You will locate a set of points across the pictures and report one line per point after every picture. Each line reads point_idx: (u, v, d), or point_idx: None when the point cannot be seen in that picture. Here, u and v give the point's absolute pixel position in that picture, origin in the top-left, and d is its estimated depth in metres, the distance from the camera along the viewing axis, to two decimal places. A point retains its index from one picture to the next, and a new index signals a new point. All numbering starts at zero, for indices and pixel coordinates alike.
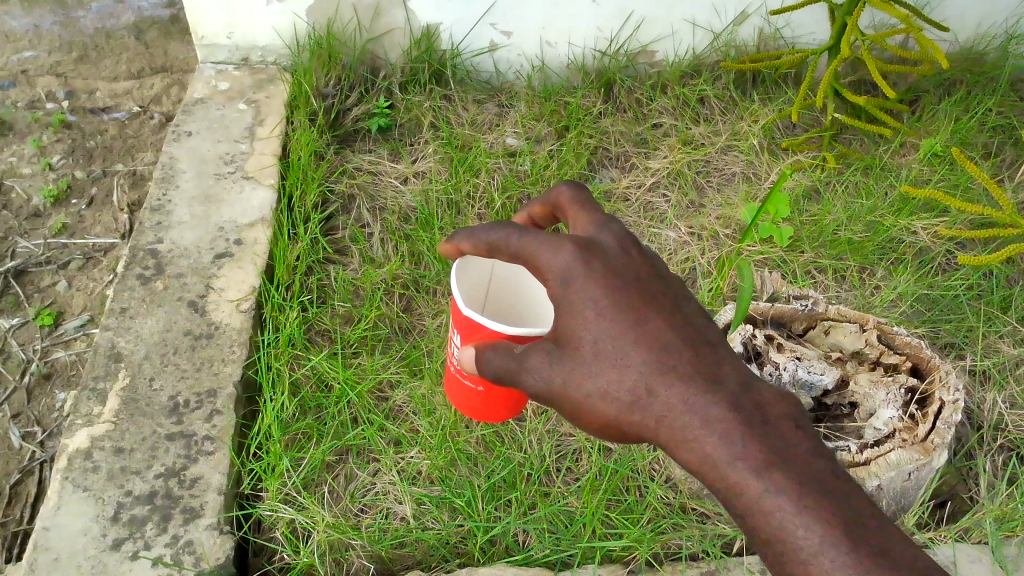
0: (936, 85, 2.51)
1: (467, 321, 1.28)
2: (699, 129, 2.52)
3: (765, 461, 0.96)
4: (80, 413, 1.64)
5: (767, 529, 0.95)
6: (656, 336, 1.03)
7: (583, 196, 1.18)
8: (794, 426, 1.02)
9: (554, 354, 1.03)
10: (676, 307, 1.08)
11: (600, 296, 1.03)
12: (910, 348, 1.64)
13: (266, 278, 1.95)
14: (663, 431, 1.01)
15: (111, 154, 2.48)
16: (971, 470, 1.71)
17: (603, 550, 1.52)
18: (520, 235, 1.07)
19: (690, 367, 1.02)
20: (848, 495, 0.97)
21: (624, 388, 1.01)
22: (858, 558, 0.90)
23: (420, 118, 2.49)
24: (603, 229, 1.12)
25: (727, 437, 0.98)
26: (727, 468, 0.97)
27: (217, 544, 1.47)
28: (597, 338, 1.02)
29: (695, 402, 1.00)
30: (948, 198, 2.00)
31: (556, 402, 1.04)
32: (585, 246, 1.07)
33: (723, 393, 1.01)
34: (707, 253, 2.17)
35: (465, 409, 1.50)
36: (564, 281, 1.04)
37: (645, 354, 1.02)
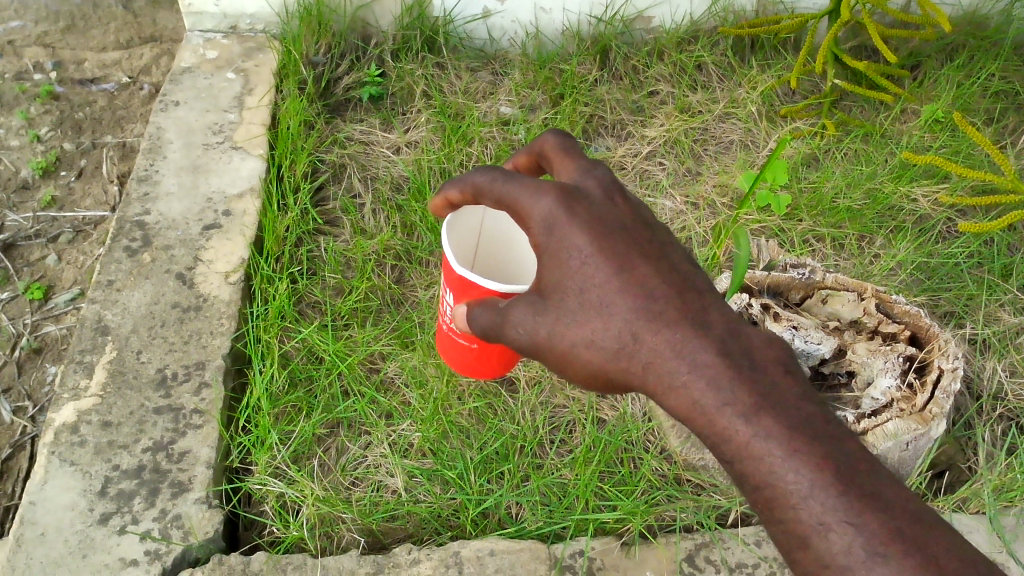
0: (937, 50, 2.46)
1: (461, 278, 1.30)
2: (697, 97, 2.47)
3: (753, 406, 0.94)
4: (66, 387, 1.62)
5: (756, 475, 0.93)
6: (641, 283, 1.02)
7: (569, 145, 1.18)
8: (784, 371, 0.98)
9: (538, 305, 1.06)
10: (663, 254, 1.06)
11: (582, 244, 1.03)
12: (908, 317, 1.61)
13: (255, 249, 1.92)
14: (649, 378, 1.00)
15: (99, 125, 2.44)
16: (969, 439, 1.69)
17: (596, 522, 1.49)
18: (504, 181, 1.08)
19: (676, 313, 1.01)
20: (840, 439, 0.94)
21: (609, 335, 1.02)
22: (849, 501, 0.88)
23: (412, 86, 2.44)
24: (588, 176, 1.12)
25: (715, 382, 0.96)
26: (715, 415, 0.95)
27: (205, 518, 1.45)
28: (581, 287, 1.03)
29: (682, 348, 0.99)
30: (949, 164, 1.96)
31: (542, 353, 1.07)
32: (569, 192, 1.07)
33: (711, 339, 0.99)
34: (705, 222, 2.14)
35: (458, 366, 1.57)
36: (547, 227, 1.05)
37: (630, 302, 1.01)
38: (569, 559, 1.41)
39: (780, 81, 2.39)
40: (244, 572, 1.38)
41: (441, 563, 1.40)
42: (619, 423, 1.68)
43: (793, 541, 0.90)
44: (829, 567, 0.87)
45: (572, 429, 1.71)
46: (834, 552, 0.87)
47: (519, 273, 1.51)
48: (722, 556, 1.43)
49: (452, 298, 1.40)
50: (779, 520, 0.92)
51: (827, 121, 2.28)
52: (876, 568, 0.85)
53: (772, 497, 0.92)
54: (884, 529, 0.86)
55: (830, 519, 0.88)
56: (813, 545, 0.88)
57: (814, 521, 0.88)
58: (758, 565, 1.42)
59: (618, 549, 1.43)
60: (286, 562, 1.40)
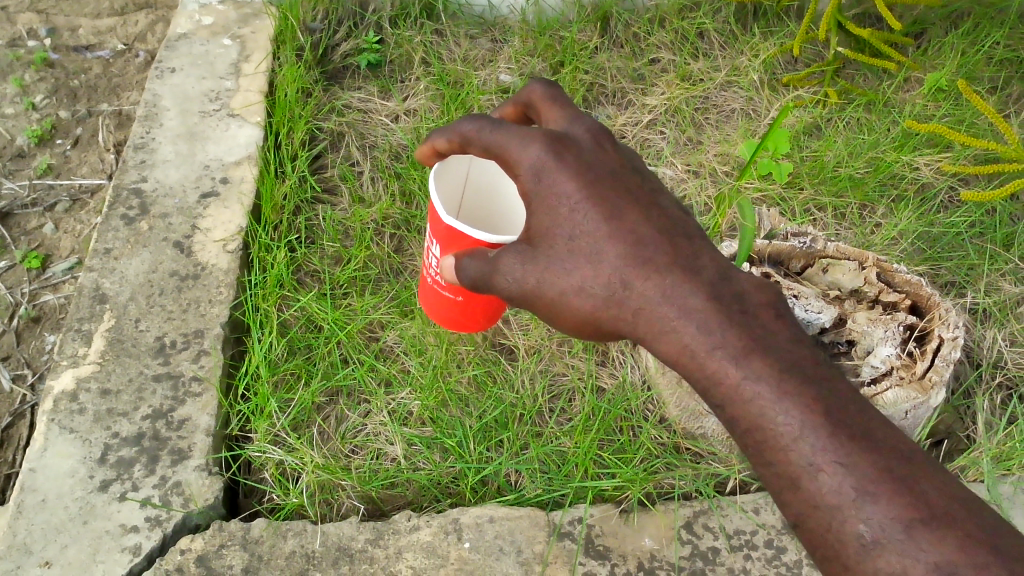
0: (942, 18, 2.43)
1: (448, 228, 1.29)
2: (699, 64, 2.45)
3: (744, 348, 0.94)
4: (65, 354, 1.62)
5: (747, 418, 0.93)
6: (631, 229, 1.02)
7: (556, 92, 1.18)
8: (775, 314, 0.99)
9: (527, 253, 1.05)
10: (652, 200, 1.06)
11: (571, 190, 1.03)
12: (909, 286, 1.61)
13: (253, 218, 1.91)
14: (640, 323, 1.01)
15: (96, 93, 2.41)
16: (968, 408, 1.69)
17: (594, 489, 1.49)
18: (491, 129, 1.09)
19: (666, 258, 1.01)
20: (832, 381, 0.93)
21: (599, 281, 1.01)
22: (838, 440, 0.87)
23: (411, 54, 2.42)
24: (576, 125, 1.13)
25: (705, 326, 0.96)
26: (705, 358, 0.96)
27: (205, 485, 1.46)
28: (570, 234, 1.03)
29: (673, 293, 0.99)
30: (953, 133, 1.94)
31: (531, 301, 1.06)
32: (557, 139, 1.07)
33: (702, 283, 0.99)
34: (705, 191, 2.12)
35: (444, 321, 1.57)
36: (535, 174, 1.06)
37: (619, 248, 1.01)
38: (567, 526, 1.42)
39: (782, 49, 2.36)
40: (244, 539, 1.39)
41: (441, 530, 1.40)
42: (619, 390, 1.68)
43: (784, 483, 0.90)
44: (819, 509, 0.87)
45: (571, 398, 1.71)
46: (823, 493, 0.87)
47: (505, 224, 1.52)
48: (720, 523, 1.43)
49: (439, 251, 1.39)
50: (769, 462, 0.92)
51: (830, 90, 2.26)
52: (866, 508, 0.84)
53: (763, 440, 0.92)
54: (874, 468, 0.85)
55: (820, 460, 0.87)
56: (803, 487, 0.89)
57: (805, 462, 0.88)
58: (756, 532, 1.42)
59: (616, 515, 1.44)
60: (286, 528, 1.40)
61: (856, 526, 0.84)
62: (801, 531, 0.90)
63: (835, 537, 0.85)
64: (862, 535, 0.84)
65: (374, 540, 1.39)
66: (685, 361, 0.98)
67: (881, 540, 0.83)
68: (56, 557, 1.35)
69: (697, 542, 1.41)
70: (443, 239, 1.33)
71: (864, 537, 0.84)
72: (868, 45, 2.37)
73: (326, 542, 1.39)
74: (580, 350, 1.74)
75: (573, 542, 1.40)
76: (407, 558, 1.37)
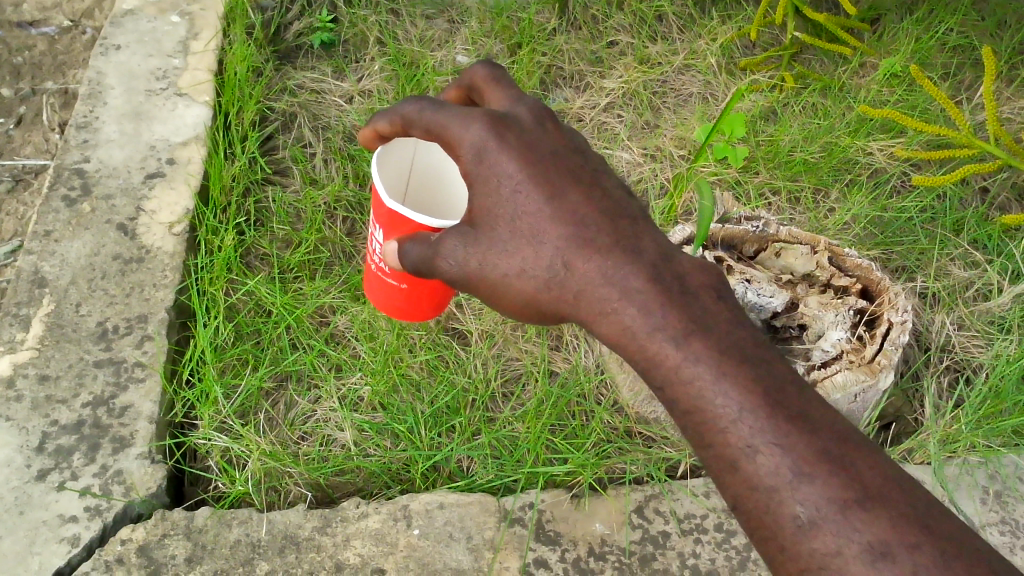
0: (898, 3, 2.43)
1: (392, 213, 1.28)
2: (657, 47, 2.43)
3: (684, 330, 0.94)
4: (2, 340, 1.56)
5: (686, 400, 0.93)
6: (572, 210, 1.02)
7: (498, 73, 1.18)
8: (715, 296, 0.99)
9: (469, 235, 1.05)
10: (594, 181, 1.06)
11: (513, 171, 1.03)
12: (860, 270, 1.62)
13: (200, 200, 1.86)
14: (581, 305, 1.00)
15: (39, 71, 2.33)
16: (916, 391, 1.71)
17: (546, 475, 1.48)
18: (433, 110, 1.09)
19: (608, 240, 1.01)
20: (770, 360, 0.94)
21: (540, 264, 1.02)
22: (776, 422, 0.88)
23: (365, 33, 2.38)
24: (519, 104, 1.12)
25: (646, 308, 0.96)
26: (646, 340, 0.96)
27: (147, 474, 1.42)
28: (512, 216, 1.03)
29: (614, 274, 0.99)
30: (906, 118, 1.95)
31: (473, 284, 1.06)
32: (499, 119, 1.06)
33: (642, 265, 0.99)
34: (662, 175, 2.12)
35: (388, 309, 1.55)
36: (477, 155, 1.05)
37: (561, 230, 1.02)
38: (518, 512, 1.41)
39: (740, 33, 2.36)
40: (188, 528, 1.36)
41: (390, 517, 1.38)
42: (572, 375, 1.67)
43: (723, 465, 0.90)
44: (756, 491, 0.87)
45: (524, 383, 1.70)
46: (761, 474, 0.87)
47: (450, 206, 1.49)
48: (671, 507, 1.43)
49: (383, 236, 1.38)
50: (708, 444, 0.91)
51: (786, 74, 2.26)
52: (802, 489, 0.85)
53: (701, 421, 0.92)
54: (811, 449, 0.86)
55: (758, 441, 0.88)
56: (741, 468, 0.89)
57: (743, 444, 0.88)
58: (707, 516, 1.42)
59: (567, 501, 1.43)
60: (231, 517, 1.37)
61: (792, 507, 0.85)
62: (739, 512, 0.90)
63: (772, 519, 0.86)
64: (798, 516, 0.84)
65: (322, 528, 1.37)
66: (625, 343, 0.98)
67: (817, 520, 0.83)
68: None
69: (648, 526, 1.41)
70: (388, 225, 1.32)
71: (801, 518, 0.84)
72: (825, 30, 2.38)
73: (273, 530, 1.36)
74: (534, 334, 1.73)
75: (524, 527, 1.39)
76: (354, 546, 1.35)
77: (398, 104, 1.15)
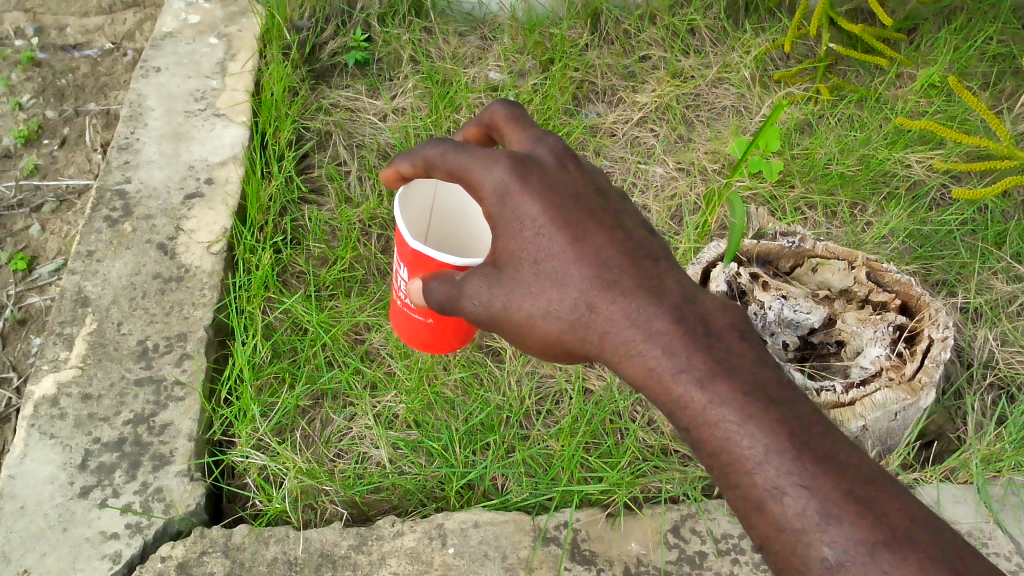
0: (935, 13, 2.40)
1: (419, 255, 1.29)
2: (689, 61, 2.42)
3: (708, 372, 0.95)
4: (46, 358, 1.60)
5: (712, 442, 0.94)
6: (595, 252, 1.03)
7: (518, 114, 1.18)
8: (738, 336, 1.00)
9: (492, 276, 1.06)
10: (617, 222, 1.07)
11: (536, 213, 1.04)
12: (899, 285, 1.58)
13: (238, 219, 1.88)
14: (606, 346, 1.01)
15: (82, 93, 2.39)
16: (958, 409, 1.68)
17: (580, 493, 1.47)
18: (455, 152, 1.09)
19: (631, 282, 1.01)
20: (795, 401, 0.95)
21: (565, 305, 1.03)
22: (802, 464, 0.89)
23: (399, 52, 2.40)
24: (539, 144, 1.13)
25: (670, 350, 0.97)
26: (671, 382, 0.97)
27: (187, 491, 1.44)
28: (536, 258, 1.04)
29: (639, 316, 1.00)
30: (944, 130, 1.92)
31: (497, 324, 1.07)
32: (521, 161, 1.07)
33: (667, 306, 1.00)
34: (696, 189, 2.10)
35: (415, 343, 1.55)
36: (500, 197, 1.06)
37: (584, 271, 1.02)
38: (553, 531, 1.40)
39: (774, 45, 2.34)
40: (226, 545, 1.37)
41: (425, 535, 1.39)
42: (606, 392, 1.67)
43: (750, 505, 0.91)
44: (784, 532, 0.88)
45: (558, 401, 1.70)
46: (788, 515, 0.88)
47: (474, 245, 1.51)
48: (708, 527, 1.42)
49: (407, 274, 1.39)
50: (735, 485, 0.93)
51: (821, 86, 2.24)
52: (830, 531, 0.86)
53: (727, 463, 0.93)
54: (837, 491, 0.87)
55: (784, 483, 0.89)
56: (769, 509, 0.90)
57: (770, 486, 0.90)
58: (744, 536, 1.41)
59: (603, 520, 1.42)
60: (268, 534, 1.39)
61: (820, 549, 0.85)
62: (766, 552, 0.91)
63: (800, 560, 0.86)
64: (827, 558, 0.85)
65: (358, 546, 1.37)
66: (650, 384, 1.00)
67: (845, 562, 0.84)
68: (34, 565, 1.33)
69: (684, 546, 1.39)
70: (414, 267, 1.33)
71: (829, 559, 0.85)
72: (860, 41, 2.35)
73: (310, 548, 1.37)
74: None
75: (559, 546, 1.38)
76: (390, 564, 1.35)
77: (418, 145, 1.16)
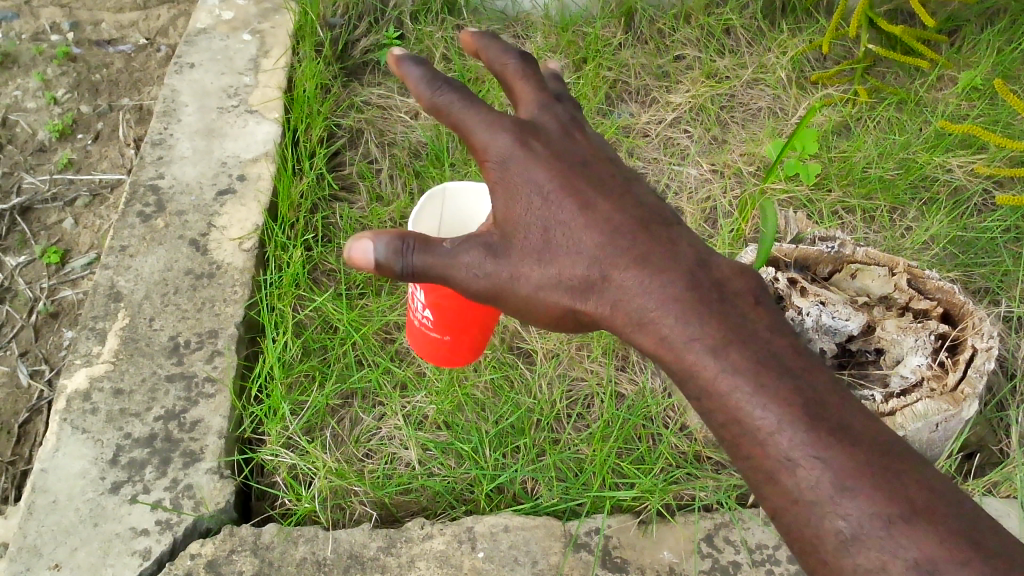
0: (977, 15, 2.35)
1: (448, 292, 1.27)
2: (724, 62, 2.39)
3: (722, 340, 0.94)
4: (79, 352, 1.60)
5: (725, 413, 0.92)
6: (604, 219, 1.01)
7: (514, 76, 1.15)
8: (754, 302, 0.99)
9: (493, 249, 0.99)
10: (625, 189, 1.06)
11: (545, 179, 1.02)
12: (941, 293, 1.54)
13: (270, 216, 1.88)
14: (617, 316, 1.00)
15: (117, 88, 2.40)
16: (1002, 421, 1.64)
17: (612, 500, 1.46)
18: (460, 108, 1.03)
19: (643, 250, 1.00)
20: (812, 373, 0.93)
21: (574, 274, 1.00)
22: (818, 435, 0.87)
23: (431, 49, 2.39)
24: (545, 111, 1.11)
25: (683, 317, 0.96)
26: (684, 350, 0.95)
27: (216, 489, 1.44)
28: (544, 226, 1.01)
29: (651, 285, 0.98)
30: (988, 134, 1.88)
31: (495, 301, 1.01)
32: (525, 127, 1.05)
33: (678, 274, 0.98)
34: (729, 192, 2.06)
35: (428, 357, 1.55)
36: (504, 162, 1.02)
37: (594, 239, 1.00)
38: (584, 537, 1.38)
39: (811, 46, 2.30)
40: (255, 544, 1.36)
41: (455, 539, 1.37)
42: (639, 398, 1.66)
43: (761, 476, 0.90)
44: (796, 503, 0.87)
45: (590, 404, 1.70)
46: (803, 487, 0.86)
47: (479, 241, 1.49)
48: (742, 537, 1.39)
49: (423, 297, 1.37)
50: (745, 456, 0.91)
51: (860, 88, 2.20)
52: (845, 504, 0.84)
53: (740, 434, 0.91)
54: (854, 461, 0.85)
55: (798, 454, 0.87)
56: (781, 480, 0.88)
57: (783, 457, 0.88)
58: (779, 547, 1.38)
59: (634, 527, 1.40)
60: (297, 534, 1.38)
61: (835, 521, 0.84)
62: (778, 522, 0.90)
63: (814, 533, 0.85)
64: (841, 531, 0.84)
65: (386, 548, 1.36)
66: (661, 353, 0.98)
67: (861, 536, 0.82)
68: (65, 559, 1.33)
69: (717, 556, 1.36)
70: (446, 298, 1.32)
71: (844, 532, 0.83)
72: (900, 42, 2.31)
73: (338, 549, 1.36)
74: (600, 355, 1.73)
75: (590, 553, 1.36)
76: (419, 567, 1.34)
77: (398, 53, 1.06)
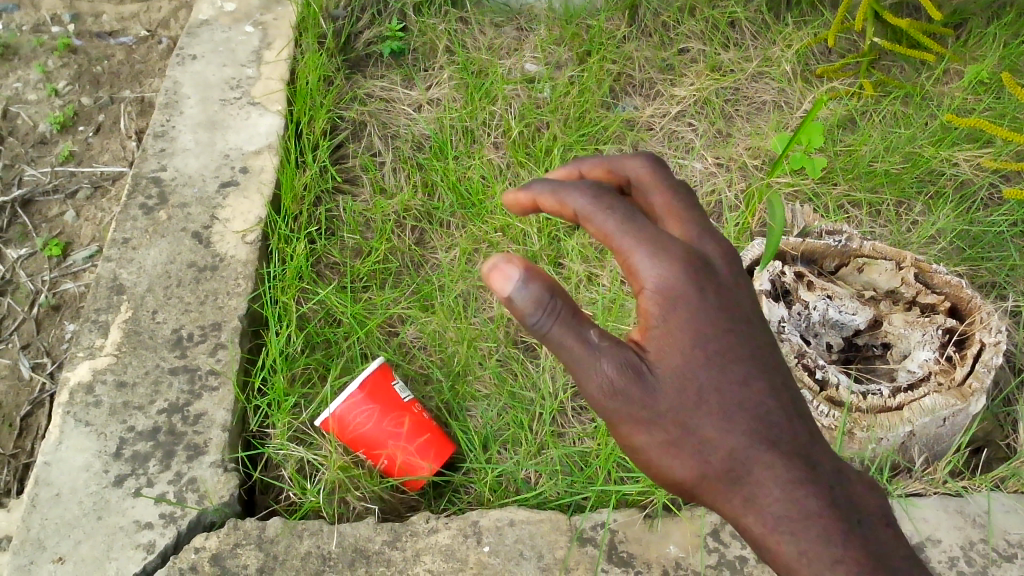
0: (983, 8, 2.34)
1: (361, 395, 1.47)
2: (728, 55, 2.38)
3: (864, 566, 0.89)
4: (82, 345, 1.60)
5: None
6: (758, 406, 0.96)
7: (678, 193, 1.08)
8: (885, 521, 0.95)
9: (636, 370, 0.95)
10: (780, 367, 1.00)
11: (709, 333, 0.96)
12: (948, 287, 1.52)
13: (273, 208, 1.87)
14: (745, 513, 0.95)
15: (118, 80, 2.39)
16: (1009, 416, 1.62)
17: (618, 494, 1.44)
18: (619, 210, 0.99)
19: (790, 448, 0.95)
20: None
21: (717, 449, 0.95)
22: None
23: (435, 42, 2.38)
24: (708, 242, 1.04)
25: (826, 537, 0.91)
26: (822, 568, 0.90)
27: (220, 482, 1.43)
28: (699, 386, 0.95)
29: (795, 493, 0.93)
30: (994, 128, 1.87)
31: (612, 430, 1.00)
32: (695, 261, 0.99)
33: (823, 490, 0.94)
34: (735, 185, 2.05)
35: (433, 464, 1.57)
36: (667, 301, 0.97)
37: (748, 425, 0.95)
38: (590, 532, 1.38)
39: (816, 39, 2.29)
40: (260, 538, 1.36)
41: (460, 533, 1.37)
42: None
43: None
44: None
45: None
46: None
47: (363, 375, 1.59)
48: None
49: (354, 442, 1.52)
50: None
51: (865, 81, 2.19)
52: None
53: None
54: None
55: None
56: None
57: None
58: None
59: (640, 521, 1.39)
60: (302, 528, 1.37)
61: None
62: None
63: None
64: None
65: (392, 542, 1.36)
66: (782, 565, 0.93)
67: None
68: (69, 553, 1.33)
69: (724, 551, 1.36)
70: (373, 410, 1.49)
71: None
72: (906, 35, 2.30)
73: (343, 543, 1.35)
74: None
75: (595, 547, 1.36)
76: (424, 562, 1.34)
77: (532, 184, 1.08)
